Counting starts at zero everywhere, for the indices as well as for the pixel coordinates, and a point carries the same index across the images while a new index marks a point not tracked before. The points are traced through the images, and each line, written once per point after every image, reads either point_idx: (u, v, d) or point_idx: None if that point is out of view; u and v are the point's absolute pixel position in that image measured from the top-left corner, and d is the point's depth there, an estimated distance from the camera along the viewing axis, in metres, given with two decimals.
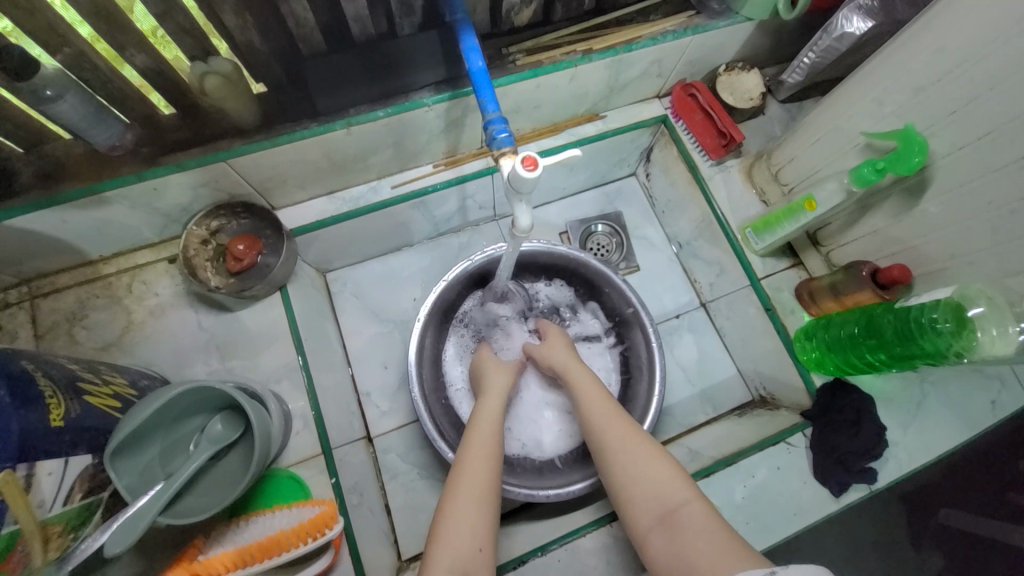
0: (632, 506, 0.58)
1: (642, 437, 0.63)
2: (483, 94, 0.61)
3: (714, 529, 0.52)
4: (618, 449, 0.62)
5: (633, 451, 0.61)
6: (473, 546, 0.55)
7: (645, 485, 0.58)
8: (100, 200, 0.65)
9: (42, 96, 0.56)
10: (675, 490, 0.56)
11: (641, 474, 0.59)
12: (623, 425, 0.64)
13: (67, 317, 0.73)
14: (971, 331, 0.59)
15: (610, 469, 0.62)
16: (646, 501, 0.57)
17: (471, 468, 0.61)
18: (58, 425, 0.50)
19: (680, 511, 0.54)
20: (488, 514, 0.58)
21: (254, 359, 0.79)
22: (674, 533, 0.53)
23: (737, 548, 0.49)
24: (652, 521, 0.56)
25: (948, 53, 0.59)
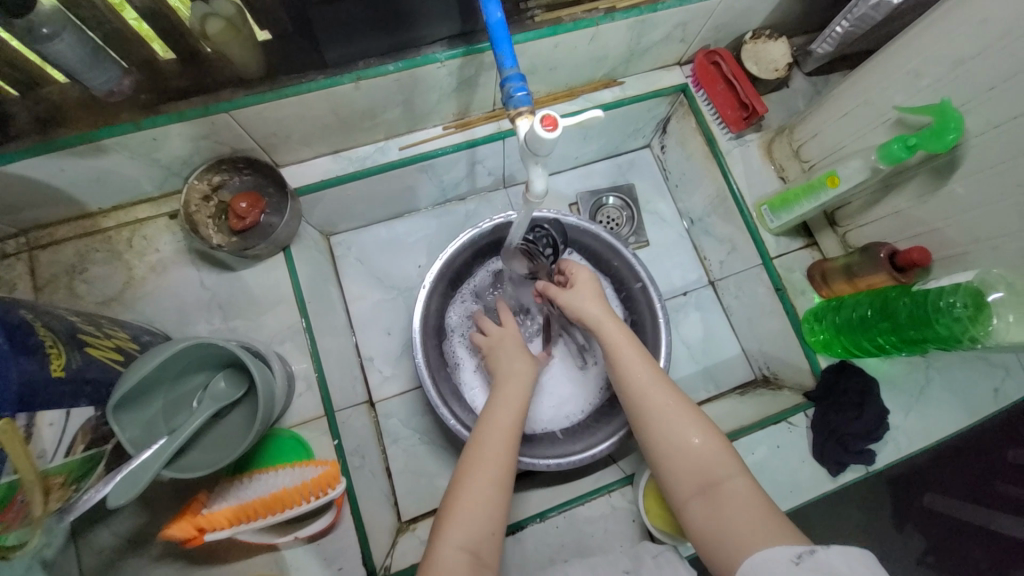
0: (672, 474, 0.57)
1: (687, 404, 0.61)
2: (500, 50, 0.57)
3: (758, 503, 0.52)
4: (662, 415, 0.60)
5: (677, 419, 0.59)
6: (474, 542, 0.54)
7: (689, 455, 0.57)
8: (97, 149, 0.63)
9: (37, 34, 0.53)
10: (720, 462, 0.56)
11: (686, 444, 0.57)
12: (667, 392, 0.61)
13: (67, 270, 0.72)
14: (987, 317, 0.59)
15: (650, 435, 0.60)
16: (688, 470, 0.56)
17: (480, 467, 0.58)
18: (59, 374, 0.50)
19: (724, 483, 0.54)
20: (493, 511, 0.57)
21: (257, 319, 0.78)
22: (716, 503, 0.54)
23: (782, 523, 0.50)
24: (691, 491, 0.56)
25: (997, 22, 0.55)
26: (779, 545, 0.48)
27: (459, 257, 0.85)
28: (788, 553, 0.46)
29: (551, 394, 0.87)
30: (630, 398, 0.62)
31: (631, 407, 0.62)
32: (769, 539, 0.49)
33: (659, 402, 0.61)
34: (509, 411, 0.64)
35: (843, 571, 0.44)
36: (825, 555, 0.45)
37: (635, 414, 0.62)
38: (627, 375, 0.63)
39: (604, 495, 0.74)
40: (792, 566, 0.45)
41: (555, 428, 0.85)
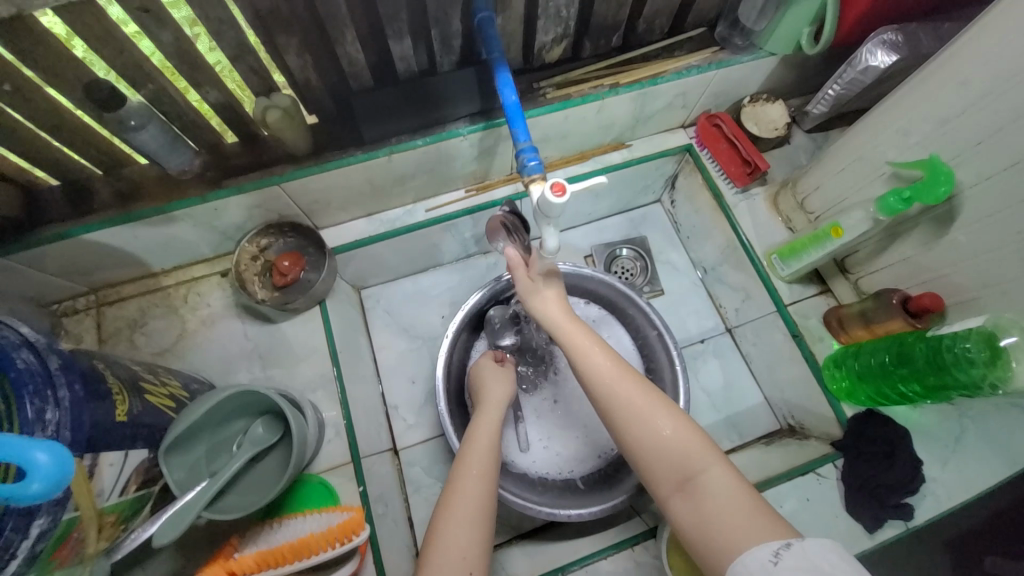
0: (651, 469, 0.56)
1: (654, 394, 0.60)
2: (515, 126, 0.65)
3: (736, 493, 0.51)
4: (632, 411, 0.58)
5: (646, 413, 0.58)
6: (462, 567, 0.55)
7: (663, 449, 0.56)
8: (167, 218, 0.72)
9: (126, 126, 0.63)
10: (695, 453, 0.55)
11: (658, 435, 0.57)
12: (636, 387, 0.60)
13: (129, 324, 0.80)
14: (1005, 361, 0.59)
15: (624, 432, 0.59)
16: (664, 464, 0.56)
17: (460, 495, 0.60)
18: (122, 419, 0.54)
19: (701, 475, 0.54)
20: (477, 537, 0.58)
21: (292, 368, 0.83)
22: (696, 497, 0.53)
23: (763, 513, 0.49)
24: (671, 490, 0.55)
25: (971, 86, 0.60)
26: (758, 539, 0.47)
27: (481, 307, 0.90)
28: (765, 546, 0.46)
29: (571, 441, 0.88)
30: (599, 395, 0.61)
31: (601, 403, 0.61)
32: (751, 533, 0.48)
33: (628, 395, 0.59)
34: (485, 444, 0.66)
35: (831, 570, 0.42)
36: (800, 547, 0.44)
37: (607, 413, 0.60)
38: (593, 373, 0.61)
39: (625, 549, 0.73)
40: (772, 568, 0.44)
41: (577, 475, 0.85)
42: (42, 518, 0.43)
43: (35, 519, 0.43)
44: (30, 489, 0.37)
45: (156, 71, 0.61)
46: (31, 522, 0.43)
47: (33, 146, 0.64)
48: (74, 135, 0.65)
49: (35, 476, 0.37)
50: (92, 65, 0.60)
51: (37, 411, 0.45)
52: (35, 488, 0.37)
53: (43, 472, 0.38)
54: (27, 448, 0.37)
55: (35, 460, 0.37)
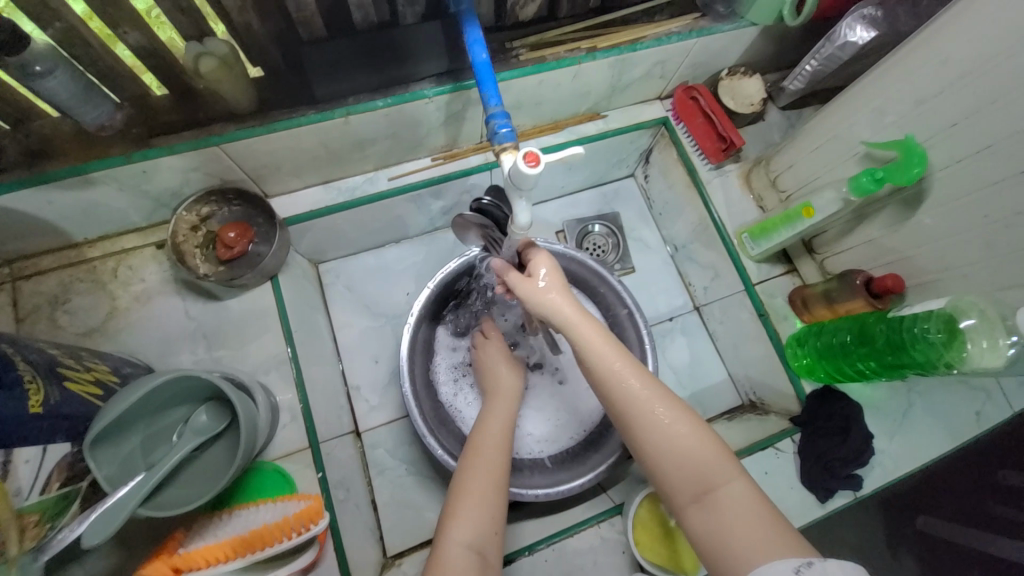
0: (666, 479, 0.53)
1: (673, 399, 0.55)
2: (486, 88, 0.59)
3: (757, 509, 0.49)
4: (651, 419, 0.54)
5: (665, 421, 0.54)
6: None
7: (681, 458, 0.52)
8: (86, 181, 0.63)
9: (29, 71, 0.54)
10: (716, 464, 0.51)
11: (676, 443, 0.53)
12: (655, 391, 0.55)
13: (48, 300, 0.71)
14: (961, 342, 0.60)
15: (638, 438, 0.55)
16: (681, 474, 0.52)
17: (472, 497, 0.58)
18: (37, 411, 0.48)
19: (720, 488, 0.50)
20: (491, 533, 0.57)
21: (242, 349, 0.77)
22: (713, 511, 0.50)
23: (784, 529, 0.47)
24: (687, 499, 0.51)
25: (951, 65, 0.59)
26: (779, 557, 0.44)
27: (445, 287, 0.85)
28: (788, 564, 0.43)
29: (541, 419, 0.87)
30: (615, 401, 0.56)
31: (615, 409, 0.56)
32: (772, 550, 0.45)
33: (646, 401, 0.55)
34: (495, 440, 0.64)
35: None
36: (821, 569, 0.42)
37: (622, 418, 0.56)
38: (609, 376, 0.56)
39: (593, 526, 0.73)
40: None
41: (547, 454, 0.84)
42: None
43: None
44: None
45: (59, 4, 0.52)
46: None
47: None
48: None
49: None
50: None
51: None
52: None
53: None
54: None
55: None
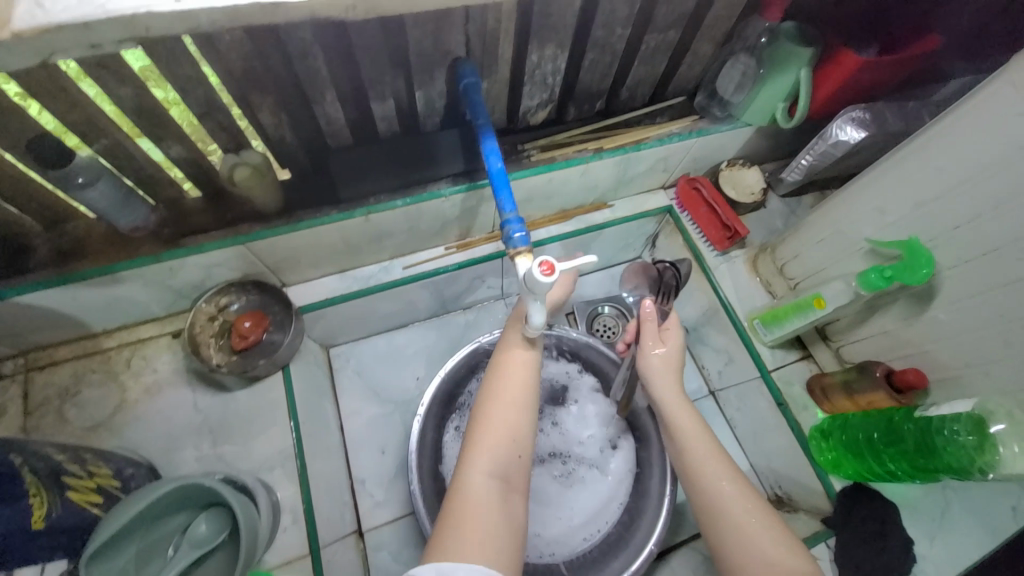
0: (739, 574, 0.52)
1: (774, 516, 0.55)
2: (501, 194, 0.62)
3: None
4: (729, 512, 0.56)
5: (749, 519, 0.55)
6: (488, 492, 0.52)
7: (760, 557, 0.52)
8: (114, 279, 0.65)
9: (73, 182, 0.57)
10: (797, 570, 0.51)
11: (754, 541, 0.53)
12: (741, 491, 0.57)
13: (59, 393, 0.71)
14: (993, 446, 0.58)
15: (727, 537, 0.55)
16: (759, 574, 0.51)
17: (502, 415, 0.57)
18: (38, 527, 0.47)
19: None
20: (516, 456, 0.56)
21: (247, 443, 0.75)
22: None
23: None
24: None
25: (947, 172, 0.60)
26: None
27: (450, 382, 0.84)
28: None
29: (551, 518, 0.81)
30: (699, 488, 0.59)
31: (700, 497, 0.58)
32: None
33: (732, 498, 0.56)
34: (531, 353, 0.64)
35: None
36: None
37: (704, 504, 0.58)
38: (698, 468, 0.60)
39: None
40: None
41: (561, 559, 0.78)
42: None
43: None
44: None
45: (112, 126, 0.56)
46: None
47: None
48: (10, 189, 0.58)
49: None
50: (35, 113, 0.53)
51: None
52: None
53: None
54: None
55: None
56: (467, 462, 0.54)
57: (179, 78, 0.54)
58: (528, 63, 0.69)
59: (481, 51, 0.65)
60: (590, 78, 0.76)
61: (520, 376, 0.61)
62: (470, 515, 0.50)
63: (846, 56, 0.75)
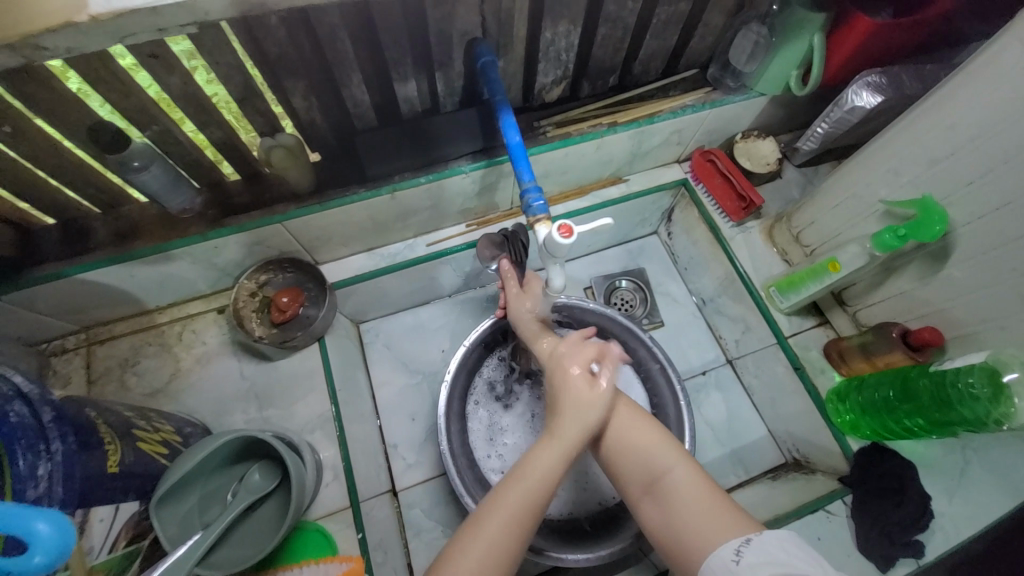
0: (623, 473, 0.61)
1: (635, 413, 0.63)
2: (519, 166, 0.66)
3: (701, 491, 0.55)
4: (600, 421, 0.63)
5: (615, 421, 0.63)
6: (482, 574, 0.51)
7: (631, 454, 0.61)
8: (166, 256, 0.71)
9: (129, 167, 0.62)
10: (661, 455, 0.59)
11: (623, 438, 0.61)
12: (607, 397, 0.65)
13: (120, 363, 0.78)
14: (1008, 397, 0.59)
15: (602, 445, 0.63)
16: (635, 468, 0.60)
17: (505, 511, 0.55)
18: (113, 471, 0.52)
19: (666, 476, 0.58)
20: (518, 539, 0.54)
21: (289, 408, 0.81)
22: (663, 500, 0.57)
23: (724, 507, 0.53)
24: (641, 491, 0.59)
25: (960, 128, 0.61)
26: (723, 541, 0.50)
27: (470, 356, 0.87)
28: (728, 547, 0.49)
29: (573, 480, 0.85)
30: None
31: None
32: (716, 531, 0.51)
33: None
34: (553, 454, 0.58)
35: (781, 560, 0.45)
36: (756, 542, 0.48)
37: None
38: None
39: None
40: (733, 565, 0.47)
41: (581, 517, 0.82)
42: None
43: None
44: (30, 564, 0.31)
45: (162, 113, 0.61)
46: None
47: (33, 187, 0.63)
48: (74, 174, 0.64)
49: (36, 548, 0.31)
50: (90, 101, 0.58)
51: (30, 466, 0.43)
52: (36, 561, 0.31)
53: (46, 543, 0.32)
54: (28, 516, 0.31)
55: (35, 531, 0.31)
56: (463, 542, 0.54)
57: (221, 66, 0.58)
58: (542, 40, 0.72)
59: (496, 30, 0.68)
60: (602, 53, 0.78)
61: (546, 458, 0.58)
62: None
63: (858, 21, 0.75)
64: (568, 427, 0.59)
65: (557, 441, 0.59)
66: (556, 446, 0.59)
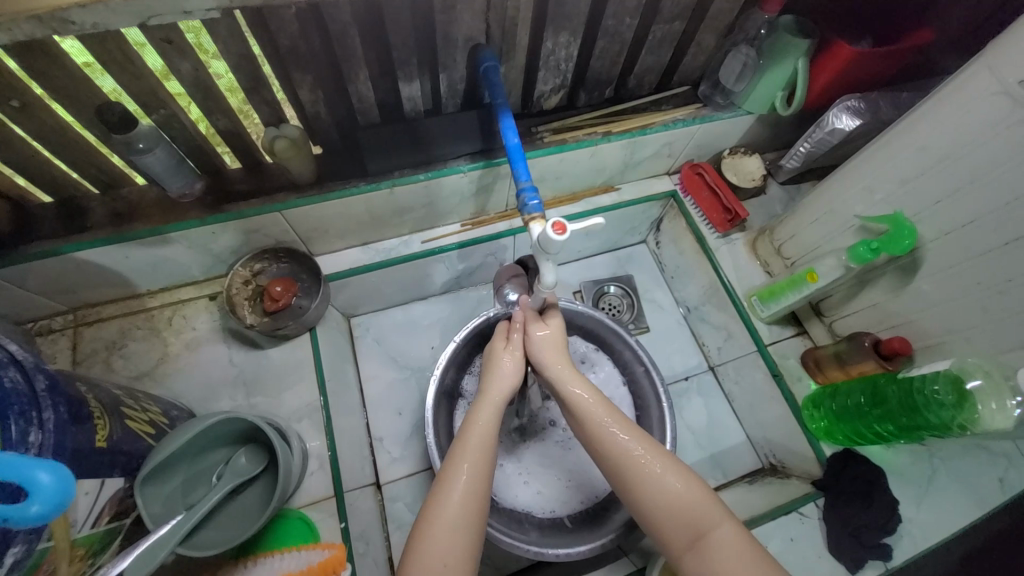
0: (659, 524, 0.56)
1: (672, 459, 0.59)
2: (517, 166, 0.68)
3: (747, 552, 0.52)
4: (638, 465, 0.58)
5: (654, 467, 0.58)
6: (456, 526, 0.54)
7: (670, 504, 0.56)
8: (163, 239, 0.72)
9: (133, 148, 0.63)
10: (706, 509, 0.55)
11: (663, 487, 0.57)
12: (644, 441, 0.60)
13: (106, 346, 0.78)
14: (972, 404, 0.62)
15: (635, 492, 0.58)
16: (674, 520, 0.55)
17: (464, 462, 0.58)
18: (101, 445, 0.51)
19: (712, 532, 0.53)
20: (483, 487, 0.57)
21: (277, 396, 0.81)
22: (705, 557, 0.53)
23: (772, 572, 0.50)
24: (682, 546, 0.54)
25: (930, 150, 0.65)
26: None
27: (460, 351, 0.88)
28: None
29: (555, 479, 0.87)
30: (607, 451, 0.60)
31: (607, 462, 0.60)
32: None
33: (635, 450, 0.59)
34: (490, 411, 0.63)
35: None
36: None
37: (613, 469, 0.60)
38: (598, 427, 0.62)
39: None
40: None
41: (564, 514, 0.84)
42: (19, 546, 0.41)
43: (9, 548, 0.40)
44: (28, 512, 0.32)
45: (170, 97, 0.62)
46: (5, 551, 0.40)
47: (32, 164, 0.64)
48: (76, 153, 0.65)
49: (36, 497, 0.32)
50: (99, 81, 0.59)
51: (21, 432, 0.43)
52: (34, 510, 0.32)
53: (46, 493, 0.33)
54: (29, 467, 0.33)
55: (37, 481, 0.33)
56: (434, 503, 0.56)
57: (233, 54, 0.60)
58: (543, 49, 0.75)
59: (499, 36, 0.71)
60: (600, 65, 0.82)
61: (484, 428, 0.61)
62: (443, 540, 0.53)
63: (840, 48, 0.80)
64: (500, 377, 0.66)
65: (493, 392, 0.65)
66: (496, 397, 0.64)
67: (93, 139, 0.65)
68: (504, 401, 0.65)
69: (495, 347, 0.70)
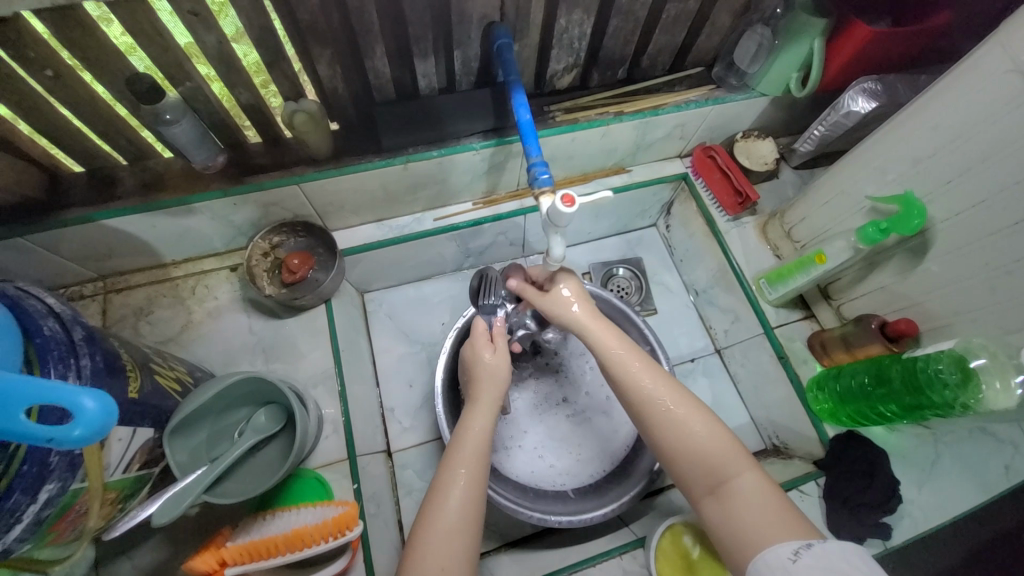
0: (682, 470, 0.58)
1: (701, 410, 0.60)
2: (528, 142, 0.70)
3: (768, 498, 0.52)
4: (664, 413, 0.60)
5: (682, 415, 0.59)
6: (453, 525, 0.56)
7: (695, 451, 0.57)
8: (187, 210, 0.75)
9: (161, 119, 0.65)
10: (728, 458, 0.56)
11: (691, 437, 0.58)
12: (676, 392, 0.61)
13: (135, 311, 0.82)
14: (976, 384, 0.63)
15: (660, 437, 0.59)
16: (696, 468, 0.57)
17: (460, 470, 0.59)
18: (133, 396, 0.55)
19: (733, 479, 0.54)
20: (478, 492, 0.59)
21: (295, 363, 0.85)
22: (725, 502, 0.54)
23: (792, 518, 0.50)
24: (702, 491, 0.56)
25: (943, 129, 0.65)
26: (782, 541, 0.48)
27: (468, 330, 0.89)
28: (789, 547, 0.47)
29: (567, 453, 0.89)
30: (636, 398, 0.62)
31: (636, 410, 0.62)
32: (777, 535, 0.49)
33: (664, 401, 0.60)
34: (483, 418, 0.65)
35: (844, 568, 0.43)
36: (821, 548, 0.46)
37: (639, 417, 0.62)
38: (624, 376, 0.64)
39: (614, 558, 0.72)
40: (790, 564, 0.45)
41: (570, 487, 0.86)
42: (53, 484, 0.44)
43: (45, 483, 0.44)
44: (71, 434, 0.36)
45: (195, 70, 0.65)
46: (42, 486, 0.44)
47: (65, 133, 0.67)
48: (107, 124, 0.68)
49: (79, 421, 0.36)
50: (130, 55, 0.62)
51: (60, 376, 0.45)
52: (76, 433, 0.36)
53: (87, 418, 0.37)
54: (75, 394, 0.37)
55: (81, 406, 0.37)
56: (429, 504, 0.58)
57: (255, 28, 0.62)
58: (556, 26, 0.76)
59: (514, 14, 0.72)
60: (613, 44, 0.82)
61: (476, 433, 0.64)
62: (441, 541, 0.54)
63: (858, 27, 0.79)
64: (485, 383, 0.69)
65: (484, 399, 0.67)
66: (487, 403, 0.67)
67: (123, 112, 0.68)
68: (495, 407, 0.67)
69: (476, 344, 0.72)
